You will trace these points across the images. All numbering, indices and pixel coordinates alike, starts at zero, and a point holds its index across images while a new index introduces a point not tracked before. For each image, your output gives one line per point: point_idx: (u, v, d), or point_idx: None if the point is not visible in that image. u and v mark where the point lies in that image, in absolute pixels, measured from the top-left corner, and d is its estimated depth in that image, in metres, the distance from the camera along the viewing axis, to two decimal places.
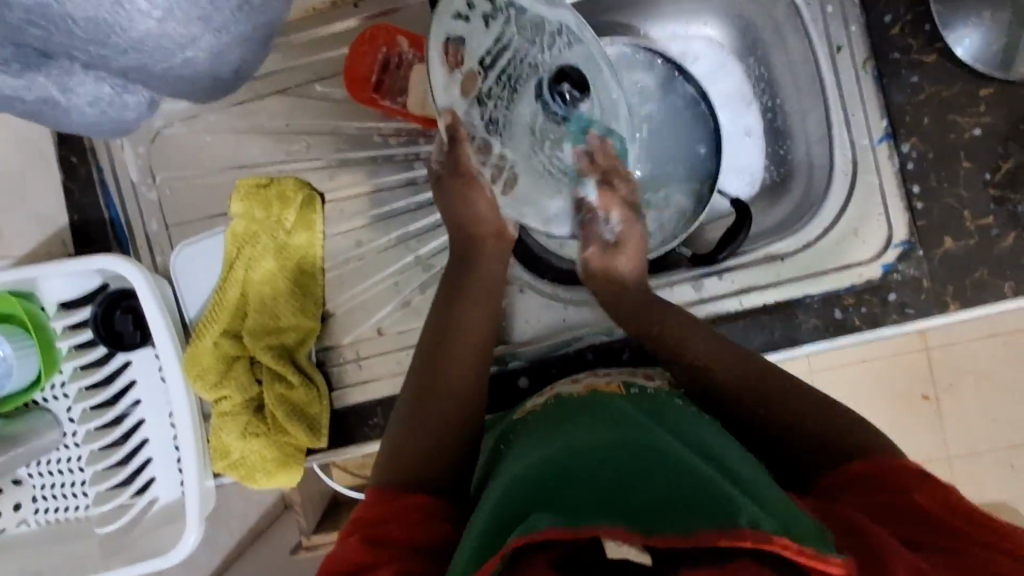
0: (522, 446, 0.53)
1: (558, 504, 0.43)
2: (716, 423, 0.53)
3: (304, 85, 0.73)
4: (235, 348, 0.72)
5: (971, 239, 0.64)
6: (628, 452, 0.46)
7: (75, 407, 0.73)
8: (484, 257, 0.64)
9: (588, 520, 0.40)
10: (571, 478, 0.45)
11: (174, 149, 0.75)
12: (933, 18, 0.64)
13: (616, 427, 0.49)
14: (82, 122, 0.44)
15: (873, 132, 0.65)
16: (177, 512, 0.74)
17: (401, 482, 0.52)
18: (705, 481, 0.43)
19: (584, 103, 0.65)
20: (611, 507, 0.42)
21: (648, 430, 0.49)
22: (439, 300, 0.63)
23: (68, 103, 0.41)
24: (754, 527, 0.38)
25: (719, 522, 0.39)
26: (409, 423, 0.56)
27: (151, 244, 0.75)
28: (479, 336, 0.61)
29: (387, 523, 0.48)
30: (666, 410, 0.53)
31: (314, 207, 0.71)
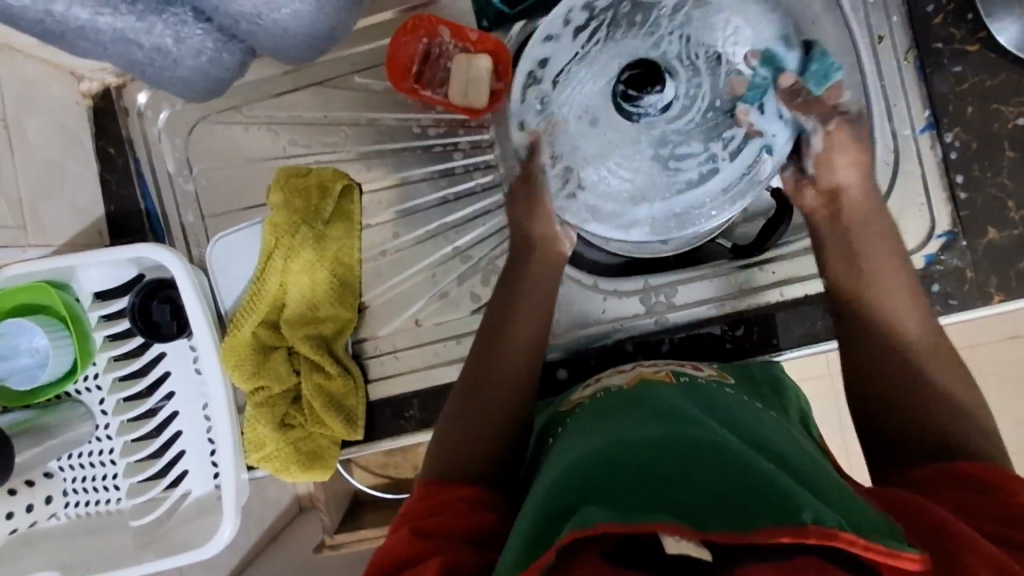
0: (564, 438, 0.50)
1: (611, 497, 0.40)
2: (764, 416, 0.52)
3: (343, 76, 0.74)
4: (273, 339, 0.72)
5: (1015, 229, 0.63)
6: (677, 445, 0.43)
7: (108, 399, 0.73)
8: (533, 269, 0.63)
9: (642, 514, 0.37)
10: (622, 469, 0.42)
11: (211, 140, 0.75)
12: (976, 8, 0.64)
13: (667, 420, 0.47)
14: (179, 78, 0.47)
15: (915, 122, 0.66)
16: (209, 505, 0.73)
17: (449, 476, 0.50)
18: (763, 475, 0.40)
19: (670, 103, 0.66)
20: (661, 500, 0.39)
21: (701, 425, 0.46)
22: (496, 301, 0.62)
23: (177, 53, 0.44)
24: (819, 524, 0.36)
25: (778, 518, 0.37)
26: (460, 404, 0.56)
27: (187, 235, 0.75)
28: (530, 335, 0.60)
29: (440, 516, 0.46)
30: (717, 402, 0.51)
31: (351, 197, 0.71)
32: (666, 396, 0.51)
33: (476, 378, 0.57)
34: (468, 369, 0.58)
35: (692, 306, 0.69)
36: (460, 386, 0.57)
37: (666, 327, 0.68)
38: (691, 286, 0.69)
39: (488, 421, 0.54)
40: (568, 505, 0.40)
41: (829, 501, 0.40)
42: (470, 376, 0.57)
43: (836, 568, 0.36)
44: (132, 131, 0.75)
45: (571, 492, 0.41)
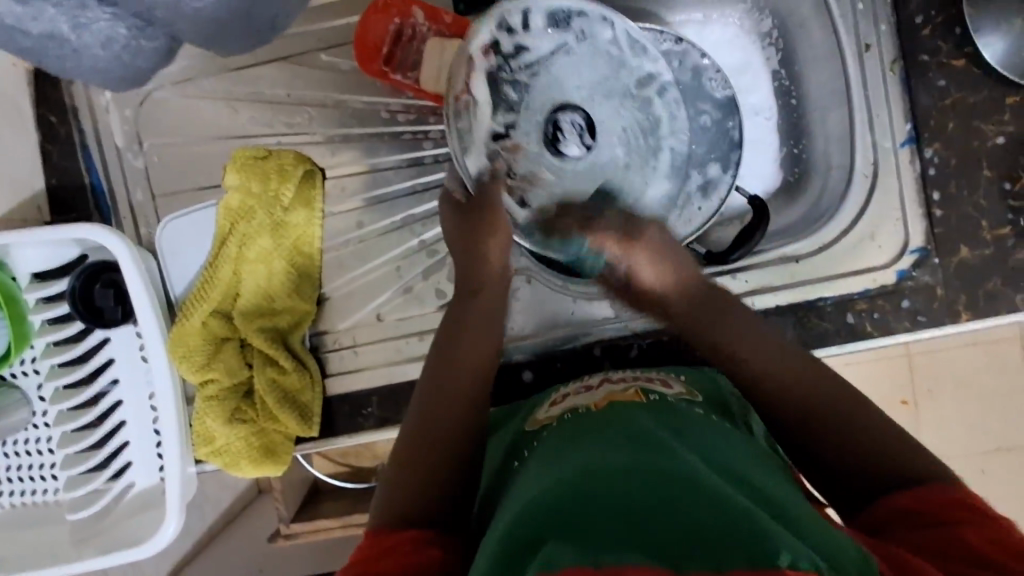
0: (532, 466, 0.48)
1: (577, 535, 0.37)
2: (738, 443, 0.50)
3: (309, 53, 0.69)
4: (225, 329, 0.68)
5: (987, 249, 0.63)
6: (649, 475, 0.41)
7: (46, 384, 0.68)
8: (484, 288, 0.61)
9: (611, 552, 0.35)
10: (589, 504, 0.40)
11: (164, 114, 0.70)
12: (964, 22, 0.63)
13: (638, 448, 0.44)
14: (92, 64, 0.57)
15: (896, 135, 0.65)
16: (154, 499, 0.69)
17: (396, 518, 0.49)
18: (738, 509, 0.38)
19: (575, 146, 0.62)
20: (632, 536, 0.37)
21: (673, 452, 0.44)
22: (440, 333, 0.60)
23: (74, 39, 0.53)
24: (795, 568, 0.34)
25: (752, 556, 0.35)
26: (410, 432, 0.55)
27: (135, 214, 0.71)
28: (480, 357, 0.58)
29: (387, 558, 0.45)
30: (688, 427, 0.50)
31: (314, 183, 0.67)
32: (635, 420, 0.49)
33: (433, 401, 0.56)
34: (422, 391, 0.57)
35: None
36: (411, 416, 0.56)
37: (637, 331, 0.67)
38: None
39: (434, 447, 0.53)
40: (533, 543, 0.38)
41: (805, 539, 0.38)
42: (421, 401, 0.56)
43: None
44: (76, 99, 0.69)
45: (536, 526, 0.39)
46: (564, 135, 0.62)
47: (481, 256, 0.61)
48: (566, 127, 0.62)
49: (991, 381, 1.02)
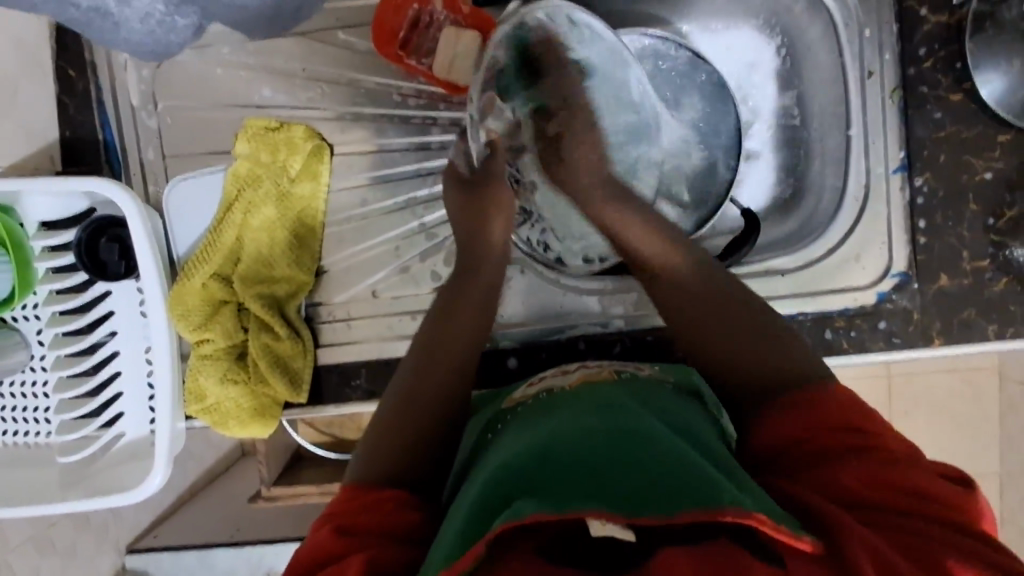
0: (507, 431, 0.51)
1: (544, 487, 0.40)
2: (702, 417, 0.53)
3: (326, 30, 0.71)
4: (223, 293, 0.70)
5: (965, 279, 0.65)
6: (611, 435, 0.44)
7: (46, 331, 0.70)
8: (486, 262, 0.63)
9: (573, 502, 0.38)
10: (556, 460, 0.42)
11: (180, 77, 0.71)
12: (966, 57, 0.64)
13: (603, 413, 0.47)
14: (128, 41, 0.64)
15: (890, 162, 0.66)
16: (143, 450, 0.72)
17: (376, 478, 0.50)
18: (692, 460, 0.40)
19: None
20: (594, 487, 0.39)
21: (636, 416, 0.46)
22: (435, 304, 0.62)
23: (120, 15, 0.60)
24: (737, 506, 0.36)
25: (701, 499, 0.37)
26: (388, 410, 0.55)
27: (145, 173, 0.72)
28: (472, 322, 0.61)
29: (368, 513, 0.46)
30: (653, 396, 0.52)
31: (322, 157, 0.69)
32: (603, 392, 0.51)
33: (413, 377, 0.57)
34: (401, 372, 0.58)
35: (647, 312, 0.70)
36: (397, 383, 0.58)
37: (621, 329, 0.69)
38: None
39: (417, 414, 0.55)
40: (501, 497, 0.41)
41: (745, 484, 0.40)
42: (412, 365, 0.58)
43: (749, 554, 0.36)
44: (95, 55, 0.70)
45: (506, 482, 0.42)
46: (563, 143, 0.67)
47: (479, 238, 0.64)
48: None
49: (962, 406, 1.08)
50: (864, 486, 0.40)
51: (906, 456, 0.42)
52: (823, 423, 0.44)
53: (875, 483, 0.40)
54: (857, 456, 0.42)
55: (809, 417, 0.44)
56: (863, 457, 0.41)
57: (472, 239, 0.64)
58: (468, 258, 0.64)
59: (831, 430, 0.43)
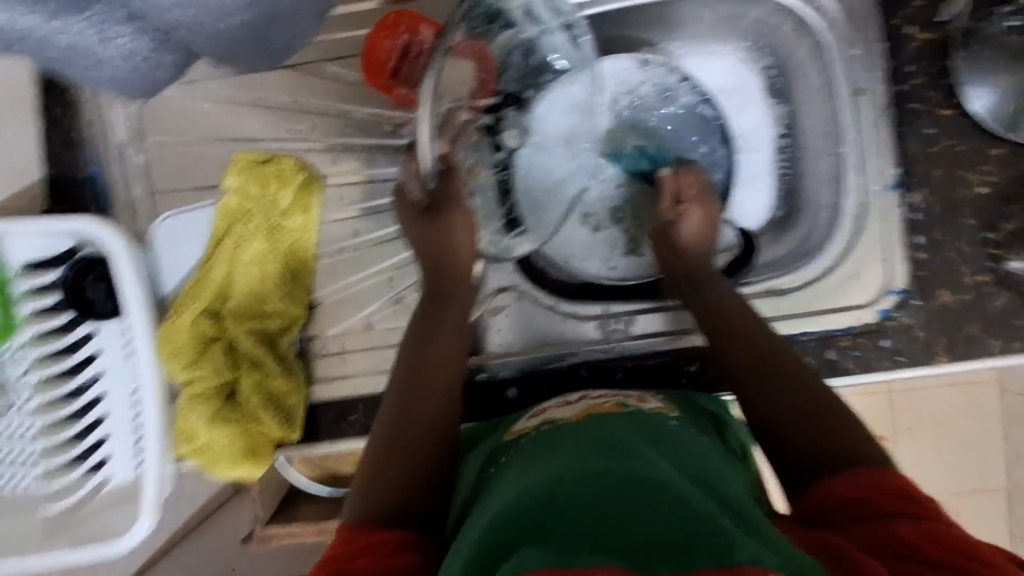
0: (510, 471, 0.48)
1: (550, 536, 0.38)
2: (707, 447, 0.51)
3: (316, 63, 0.70)
4: (213, 329, 0.68)
5: (967, 294, 0.64)
6: (619, 477, 0.42)
7: (31, 374, 0.68)
8: (461, 290, 0.63)
9: (582, 555, 0.36)
10: (562, 505, 0.40)
11: (169, 113, 0.71)
12: (954, 73, 0.64)
13: (608, 453, 0.45)
14: None
15: (884, 179, 0.66)
16: (131, 495, 0.69)
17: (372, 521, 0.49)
18: (703, 512, 0.39)
19: (500, 141, 0.67)
20: (602, 538, 0.37)
21: (642, 457, 0.44)
22: (411, 338, 0.61)
23: None
24: (754, 565, 0.34)
25: (716, 556, 0.35)
26: (388, 449, 0.54)
27: (134, 210, 0.71)
28: (456, 347, 0.60)
29: (364, 559, 0.45)
30: (659, 429, 0.50)
31: (312, 190, 0.68)
32: (610, 427, 0.49)
33: (402, 409, 0.56)
34: (390, 410, 0.56)
35: (649, 336, 0.68)
36: (387, 415, 0.56)
37: (623, 354, 0.67)
38: (647, 315, 0.69)
39: (413, 447, 0.54)
40: (503, 550, 0.39)
41: (763, 539, 0.39)
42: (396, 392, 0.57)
43: None
44: (82, 93, 0.69)
45: (510, 531, 0.40)
46: (496, 123, 0.63)
47: (448, 258, 0.63)
48: (500, 116, 0.63)
49: (968, 422, 1.07)
50: (909, 544, 0.40)
51: (955, 524, 0.41)
52: (864, 488, 0.44)
53: (922, 538, 0.40)
54: (903, 518, 0.42)
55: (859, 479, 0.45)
56: (908, 519, 0.41)
57: (445, 267, 0.63)
58: (442, 288, 0.63)
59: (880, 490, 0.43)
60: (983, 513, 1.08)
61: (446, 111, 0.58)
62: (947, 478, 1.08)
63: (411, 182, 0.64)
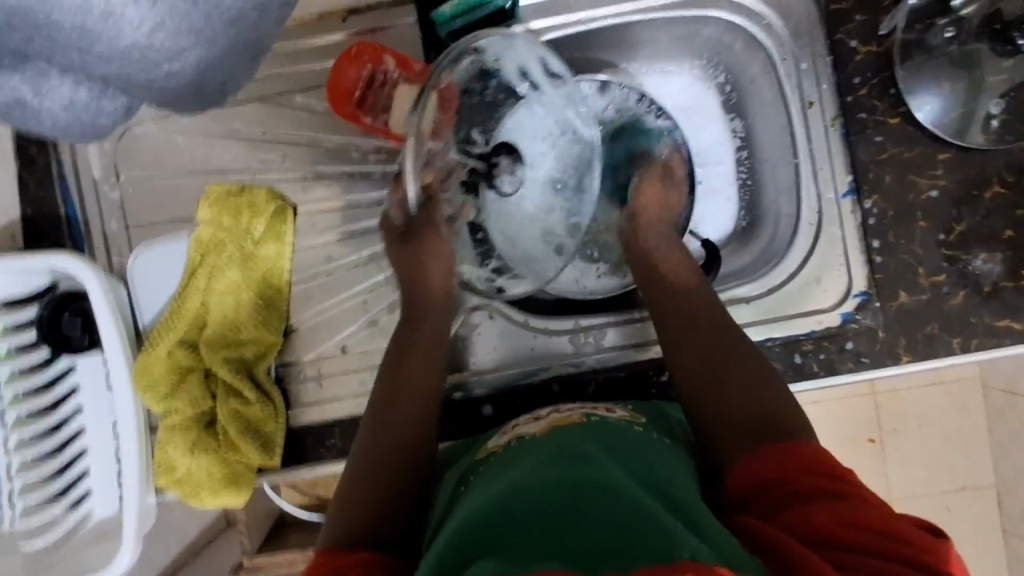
0: (475, 485, 0.49)
1: (505, 545, 0.39)
2: (671, 454, 0.53)
3: (285, 95, 0.72)
4: (190, 359, 0.69)
5: (924, 295, 0.66)
6: (573, 484, 0.43)
7: (6, 413, 0.66)
8: (433, 313, 0.66)
9: (529, 560, 0.37)
10: (518, 513, 0.41)
11: (142, 149, 0.72)
12: (898, 83, 0.67)
13: (565, 464, 0.46)
14: (56, 129, 0.41)
15: (838, 186, 0.68)
16: (112, 528, 0.70)
17: (346, 542, 0.50)
18: (650, 512, 0.40)
19: (506, 183, 0.70)
20: (552, 543, 0.38)
21: (599, 467, 0.45)
22: (390, 361, 0.62)
23: (39, 105, 0.38)
24: (694, 559, 0.36)
25: (660, 554, 0.36)
26: (362, 471, 0.55)
27: (109, 245, 0.72)
28: (427, 369, 0.62)
29: None
30: (618, 437, 0.52)
31: (284, 219, 0.69)
32: (573, 438, 0.50)
33: (374, 432, 0.58)
34: (365, 432, 0.58)
35: (618, 348, 0.70)
36: (365, 438, 0.58)
37: (594, 367, 0.69)
38: (615, 329, 0.71)
39: (385, 467, 0.55)
40: (462, 561, 0.40)
41: (712, 540, 0.40)
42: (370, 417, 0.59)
43: None
44: None
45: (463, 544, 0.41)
46: (499, 173, 0.70)
47: (416, 278, 0.67)
48: (502, 169, 0.70)
49: (951, 419, 1.09)
50: (828, 529, 0.42)
51: (872, 500, 0.43)
52: (789, 467, 0.46)
53: (838, 520, 0.42)
54: (817, 499, 0.43)
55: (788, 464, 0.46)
56: (830, 501, 0.43)
57: (416, 291, 0.67)
58: (412, 310, 0.66)
59: (806, 474, 0.45)
60: (973, 509, 1.09)
61: (428, 151, 0.65)
62: (935, 477, 1.10)
63: (393, 211, 0.69)
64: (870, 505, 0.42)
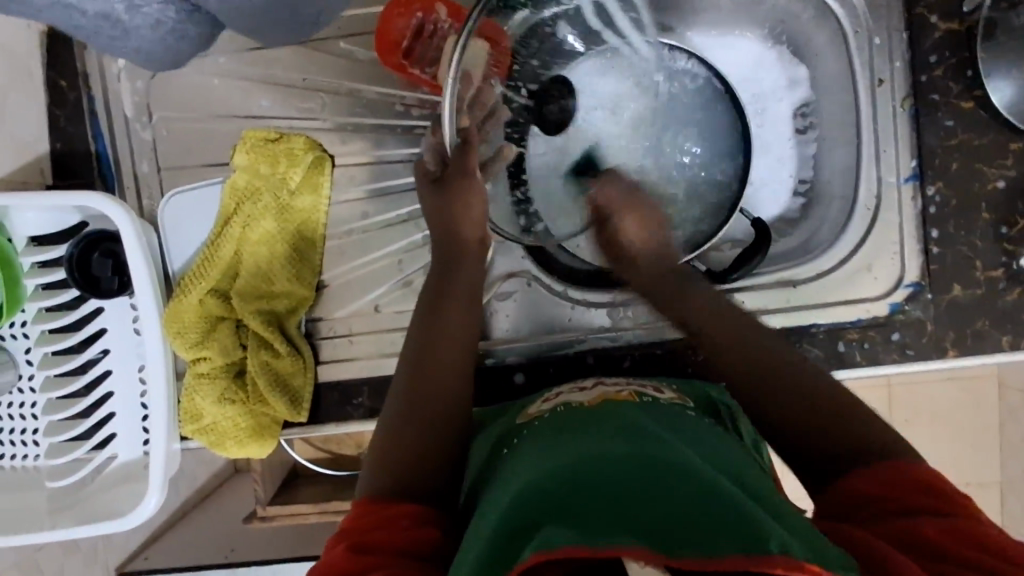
0: (525, 452, 0.49)
1: (579, 517, 0.40)
2: (712, 430, 0.53)
3: (326, 39, 0.69)
4: (221, 309, 0.68)
5: (978, 289, 0.64)
6: (646, 466, 0.43)
7: (35, 350, 0.68)
8: (469, 264, 0.62)
9: (604, 535, 0.37)
10: (593, 488, 0.42)
11: (177, 88, 0.70)
12: (976, 65, 0.64)
13: (629, 440, 0.46)
14: (137, 49, 0.47)
15: (900, 171, 0.66)
16: (137, 472, 0.69)
17: (390, 490, 0.50)
18: (730, 500, 0.40)
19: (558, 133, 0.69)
20: (625, 521, 0.39)
21: (666, 448, 0.45)
22: (425, 311, 0.60)
23: (129, 20, 0.44)
24: (785, 554, 0.35)
25: (746, 545, 0.37)
26: (400, 420, 0.55)
27: (139, 186, 0.70)
28: (467, 328, 0.60)
29: (383, 530, 0.46)
30: (675, 420, 0.52)
31: (322, 169, 0.67)
32: (628, 414, 0.50)
33: (415, 385, 0.56)
34: (403, 384, 0.57)
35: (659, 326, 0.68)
36: (400, 386, 0.57)
37: (631, 343, 0.67)
38: None
39: (427, 425, 0.54)
40: (531, 526, 0.41)
41: (788, 526, 0.40)
42: (413, 364, 0.58)
43: None
44: (88, 65, 0.68)
45: (530, 507, 0.42)
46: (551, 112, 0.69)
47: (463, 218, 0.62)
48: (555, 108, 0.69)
49: (967, 416, 1.08)
50: (933, 539, 0.41)
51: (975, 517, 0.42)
52: (884, 482, 0.45)
53: (950, 537, 0.40)
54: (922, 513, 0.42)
55: (884, 477, 0.45)
56: (931, 515, 0.42)
57: (452, 240, 0.62)
58: (453, 261, 0.62)
59: (907, 487, 0.44)
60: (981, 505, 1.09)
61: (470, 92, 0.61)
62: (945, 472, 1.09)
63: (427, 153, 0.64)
64: (973, 518, 0.42)
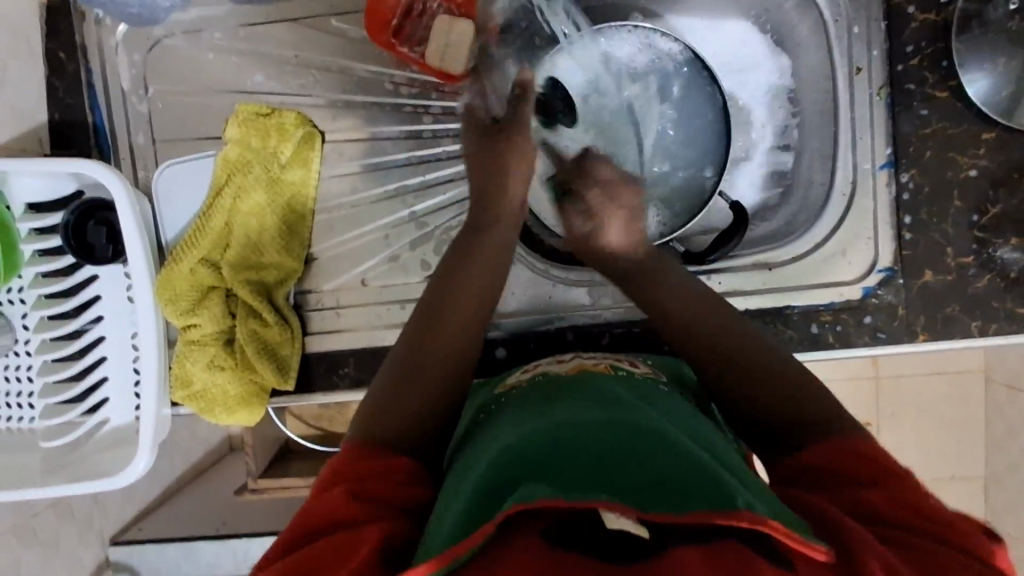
0: (507, 416, 0.52)
1: (555, 474, 0.42)
2: (681, 401, 0.55)
3: (319, 18, 0.71)
4: (212, 278, 0.70)
5: (949, 275, 0.66)
6: (622, 432, 0.45)
7: (31, 315, 0.70)
8: (497, 230, 0.62)
9: (583, 493, 0.40)
10: (572, 450, 0.44)
11: (173, 62, 0.71)
12: (952, 55, 0.65)
13: (607, 409, 0.48)
14: None
15: (876, 158, 0.67)
16: (129, 436, 0.71)
17: (383, 438, 0.51)
18: (700, 463, 0.43)
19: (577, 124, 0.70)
20: (602, 480, 0.41)
21: (642, 415, 0.48)
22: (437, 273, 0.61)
23: None
24: (750, 510, 0.38)
25: (713, 503, 0.39)
26: (397, 378, 0.55)
27: (135, 157, 0.72)
28: (479, 293, 0.60)
29: (368, 481, 0.47)
30: (651, 392, 0.54)
31: (313, 144, 0.69)
32: (608, 386, 0.52)
33: (415, 351, 0.56)
34: (402, 350, 0.57)
35: None
36: (401, 345, 0.57)
37: (612, 320, 0.69)
38: None
39: (424, 385, 0.54)
40: (510, 481, 0.42)
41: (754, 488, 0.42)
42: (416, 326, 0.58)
43: (753, 552, 0.38)
44: (86, 38, 0.70)
45: (508, 465, 0.44)
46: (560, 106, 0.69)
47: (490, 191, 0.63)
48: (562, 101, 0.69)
49: (950, 409, 1.09)
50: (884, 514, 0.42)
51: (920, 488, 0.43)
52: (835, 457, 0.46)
53: (898, 508, 0.42)
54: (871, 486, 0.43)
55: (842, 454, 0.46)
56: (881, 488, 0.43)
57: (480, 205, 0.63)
58: (480, 226, 0.63)
59: (857, 462, 0.45)
60: (960, 497, 1.11)
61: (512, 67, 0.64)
62: (927, 463, 1.11)
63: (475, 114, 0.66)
64: (917, 488, 0.43)
